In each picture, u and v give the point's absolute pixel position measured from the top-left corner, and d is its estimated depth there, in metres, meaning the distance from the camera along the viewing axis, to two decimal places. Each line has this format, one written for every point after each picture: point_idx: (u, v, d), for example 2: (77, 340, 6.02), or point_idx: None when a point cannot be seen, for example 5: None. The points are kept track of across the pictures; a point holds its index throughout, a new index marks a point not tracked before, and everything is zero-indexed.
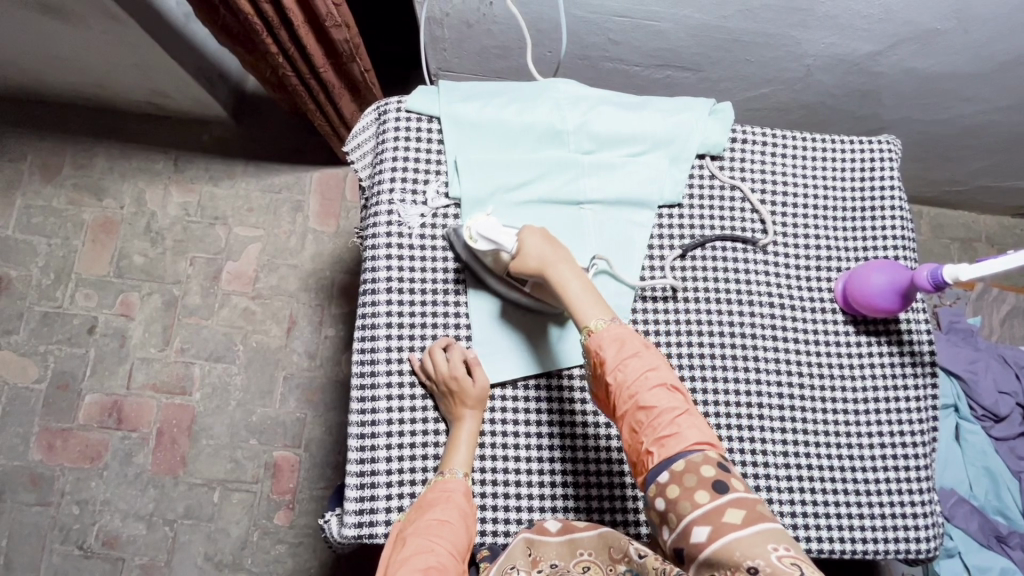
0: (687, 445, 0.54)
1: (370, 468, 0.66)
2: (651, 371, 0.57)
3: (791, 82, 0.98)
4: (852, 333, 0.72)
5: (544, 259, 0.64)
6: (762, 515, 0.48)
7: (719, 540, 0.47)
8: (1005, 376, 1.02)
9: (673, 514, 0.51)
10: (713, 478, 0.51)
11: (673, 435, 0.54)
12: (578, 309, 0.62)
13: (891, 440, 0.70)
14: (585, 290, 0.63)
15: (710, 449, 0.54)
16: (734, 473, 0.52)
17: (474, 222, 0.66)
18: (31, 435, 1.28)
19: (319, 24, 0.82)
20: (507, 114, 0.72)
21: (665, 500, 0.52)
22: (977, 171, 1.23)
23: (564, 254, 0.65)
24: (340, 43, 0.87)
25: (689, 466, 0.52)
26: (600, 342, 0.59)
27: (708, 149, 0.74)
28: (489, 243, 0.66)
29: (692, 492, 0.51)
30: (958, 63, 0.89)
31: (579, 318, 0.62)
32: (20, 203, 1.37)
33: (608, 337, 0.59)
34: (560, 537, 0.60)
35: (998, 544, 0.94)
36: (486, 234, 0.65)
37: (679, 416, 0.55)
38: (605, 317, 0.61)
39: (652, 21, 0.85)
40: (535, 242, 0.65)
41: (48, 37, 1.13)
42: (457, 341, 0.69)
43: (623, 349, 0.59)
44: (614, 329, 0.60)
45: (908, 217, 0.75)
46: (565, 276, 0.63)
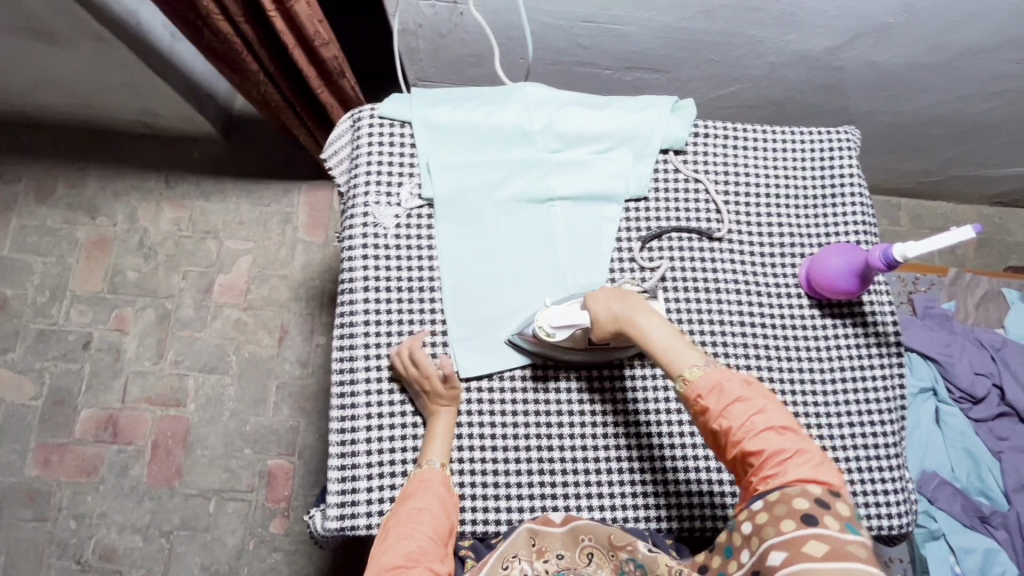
0: (789, 481, 0.54)
1: (351, 462, 0.68)
2: (758, 416, 0.56)
3: (757, 80, 1.01)
4: (818, 316, 0.74)
5: (618, 317, 0.63)
6: (850, 555, 0.47)
7: (794, 567, 0.48)
8: (981, 358, 1.04)
9: (756, 537, 0.52)
10: (805, 511, 0.51)
11: (776, 472, 0.54)
12: (669, 361, 0.60)
13: (859, 420, 0.72)
14: (671, 338, 0.61)
15: (814, 485, 0.53)
16: (834, 509, 0.51)
17: (544, 317, 0.67)
18: (28, 451, 1.30)
19: (306, 43, 0.83)
20: (476, 117, 0.75)
21: (753, 524, 0.53)
22: (948, 161, 1.26)
23: (636, 304, 0.64)
24: (329, 61, 0.88)
25: (782, 497, 0.52)
26: (697, 393, 0.58)
27: (671, 144, 0.76)
28: (567, 328, 0.67)
29: (780, 520, 0.51)
30: (914, 55, 0.92)
31: (671, 371, 0.60)
32: (16, 224, 1.40)
33: (704, 386, 0.58)
34: (563, 527, 0.61)
35: (981, 524, 0.96)
36: (559, 322, 0.67)
37: (785, 455, 0.55)
38: (702, 363, 0.59)
39: (618, 25, 0.89)
40: (605, 303, 0.64)
41: (40, 61, 1.17)
42: (428, 337, 0.70)
43: (723, 398, 0.57)
44: (712, 377, 0.58)
45: (868, 203, 0.77)
46: (648, 327, 0.62)
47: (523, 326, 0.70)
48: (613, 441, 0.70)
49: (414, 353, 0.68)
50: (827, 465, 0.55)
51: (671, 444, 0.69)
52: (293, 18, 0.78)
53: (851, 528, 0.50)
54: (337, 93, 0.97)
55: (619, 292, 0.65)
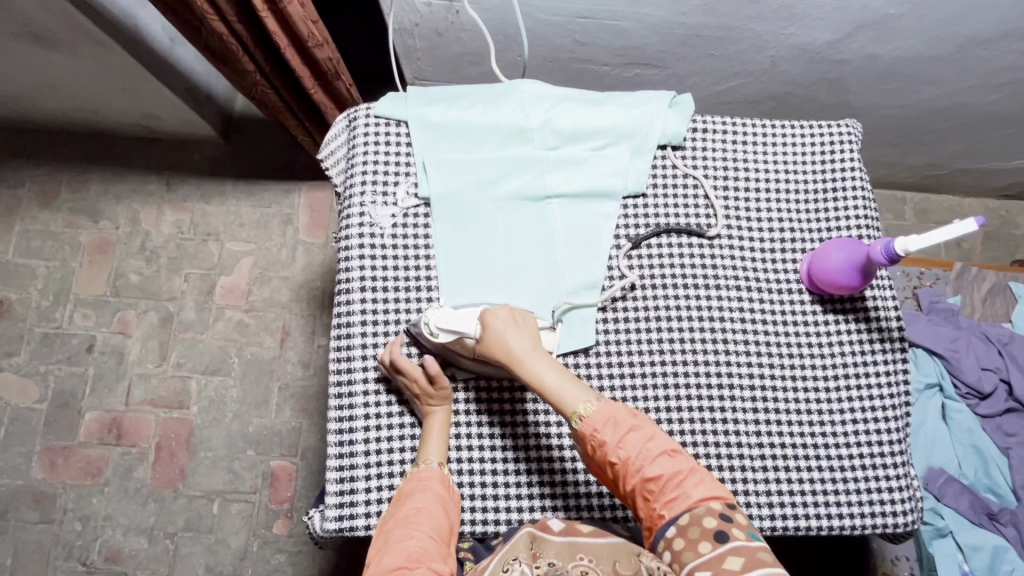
0: (692, 503, 0.56)
1: (349, 462, 0.67)
2: (651, 443, 0.59)
3: (758, 74, 1.00)
4: (820, 311, 0.73)
5: (510, 347, 0.63)
6: (763, 561, 0.51)
7: None
8: (988, 352, 1.02)
9: (677, 564, 0.53)
10: (715, 530, 0.53)
11: (678, 496, 0.56)
12: (559, 400, 0.61)
13: (863, 416, 0.71)
14: (561, 378, 0.62)
15: (714, 501, 0.56)
16: (735, 522, 0.54)
17: (432, 316, 0.67)
18: (34, 454, 1.31)
19: (301, 43, 0.83)
20: (473, 115, 0.75)
21: (672, 552, 0.54)
22: (953, 154, 1.24)
23: (529, 344, 0.64)
24: (324, 62, 0.88)
25: (693, 519, 0.55)
26: (596, 428, 0.59)
27: (669, 139, 0.76)
28: (452, 333, 0.66)
29: (696, 543, 0.53)
30: (917, 46, 0.91)
31: (565, 411, 0.61)
32: (19, 228, 1.41)
33: (600, 420, 0.59)
34: (562, 537, 0.59)
35: (990, 521, 0.94)
36: (443, 324, 0.66)
37: (683, 478, 0.57)
38: (592, 400, 0.61)
39: (614, 21, 0.88)
40: (497, 328, 0.64)
41: (40, 66, 1.18)
42: (407, 341, 0.69)
43: (619, 428, 0.59)
44: (603, 411, 0.60)
45: (870, 196, 0.76)
46: (539, 370, 0.63)
47: (417, 321, 0.69)
48: None
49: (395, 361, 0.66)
50: (717, 481, 0.58)
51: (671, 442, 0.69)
52: (287, 19, 0.78)
53: (753, 535, 0.54)
54: (332, 93, 0.97)
55: (513, 317, 0.66)
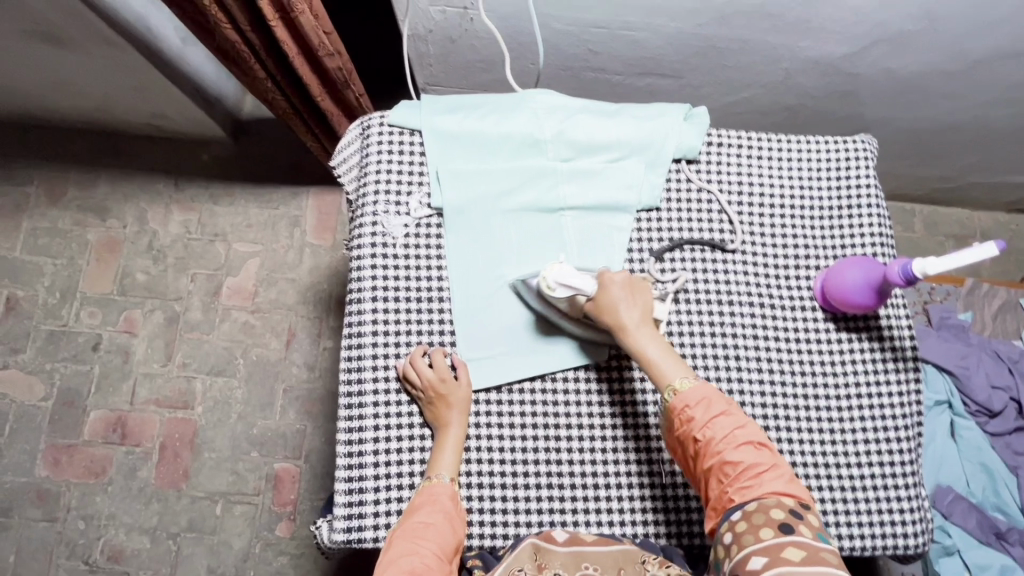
0: (764, 493, 0.55)
1: (358, 473, 0.67)
2: (740, 429, 0.59)
3: (771, 86, 1.00)
4: (833, 330, 0.73)
5: (622, 314, 0.64)
6: (826, 559, 0.49)
7: (773, 570, 0.49)
8: (998, 370, 1.02)
9: (736, 545, 0.53)
10: (782, 521, 0.52)
11: (752, 484, 0.56)
12: (657, 372, 0.62)
13: (875, 437, 0.70)
14: (665, 353, 0.63)
15: (788, 498, 0.55)
16: (807, 521, 0.53)
17: (551, 270, 0.66)
18: (38, 452, 1.31)
19: (312, 53, 0.83)
20: (487, 125, 0.74)
21: (732, 534, 0.54)
22: (965, 168, 1.24)
23: (639, 314, 0.65)
24: (334, 71, 0.88)
25: (760, 507, 0.54)
26: (684, 403, 0.60)
27: (684, 153, 0.75)
28: (568, 289, 0.66)
29: (759, 529, 0.52)
30: (934, 61, 0.90)
31: (661, 382, 0.62)
32: (27, 225, 1.41)
33: (693, 397, 0.60)
34: (566, 547, 0.61)
35: (997, 540, 0.94)
36: (564, 279, 0.65)
37: (761, 470, 0.57)
38: (690, 377, 0.62)
39: (629, 31, 0.88)
40: (614, 293, 0.65)
41: (51, 64, 1.18)
42: (426, 348, 0.70)
43: (710, 408, 0.59)
44: (699, 390, 0.60)
45: (885, 214, 0.76)
46: (644, 340, 0.64)
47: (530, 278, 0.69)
48: (621, 456, 0.69)
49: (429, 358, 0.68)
50: (797, 482, 0.57)
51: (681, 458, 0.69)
52: (298, 28, 0.77)
53: (822, 537, 0.52)
54: (340, 101, 0.97)
55: (631, 286, 0.66)
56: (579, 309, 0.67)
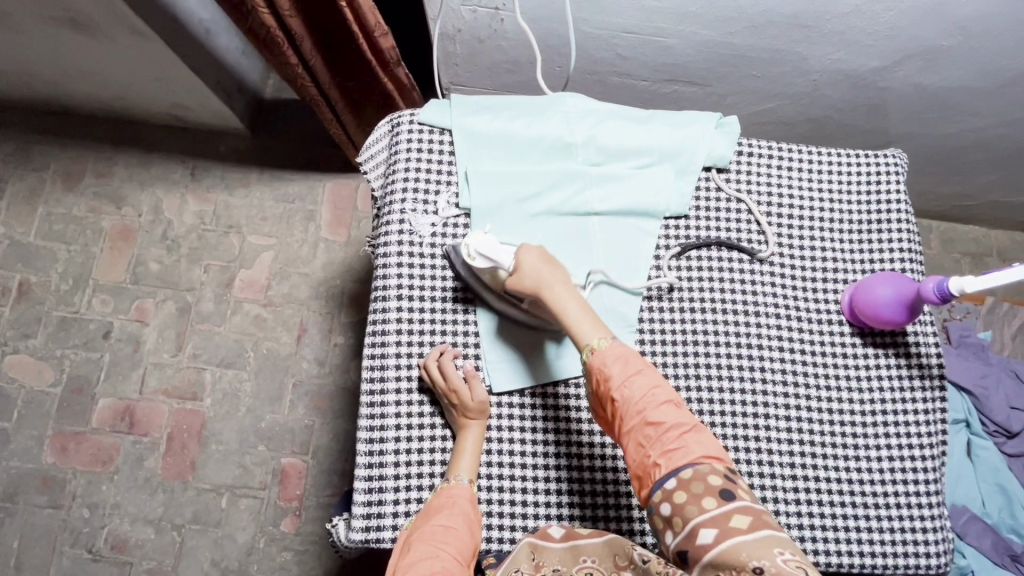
0: (693, 455, 0.54)
1: (378, 472, 0.67)
2: (658, 389, 0.57)
3: (798, 97, 0.99)
4: (860, 344, 0.72)
5: (540, 279, 0.64)
6: (769, 521, 0.48)
7: (726, 541, 0.47)
8: (1017, 391, 1.01)
9: (679, 518, 0.51)
10: (720, 486, 0.51)
11: (680, 447, 0.54)
12: (575, 332, 0.62)
13: (900, 454, 0.70)
14: (584, 312, 0.62)
15: (717, 460, 0.54)
16: (739, 482, 0.52)
17: (472, 240, 0.67)
18: (45, 438, 1.30)
19: (366, 33, 0.83)
20: (517, 127, 0.74)
21: (671, 505, 0.52)
22: (987, 186, 1.23)
23: (562, 274, 0.65)
24: (385, 51, 0.87)
25: (696, 474, 0.52)
26: (604, 364, 0.59)
27: (715, 162, 0.75)
28: (488, 260, 0.67)
29: (701, 499, 0.51)
30: (964, 79, 0.89)
31: (579, 342, 0.61)
32: (42, 210, 1.41)
33: (611, 357, 0.59)
34: (563, 543, 0.60)
35: (1012, 562, 0.93)
36: (481, 247, 0.67)
37: (686, 431, 0.55)
38: (607, 337, 0.61)
39: (660, 37, 0.87)
40: (530, 259, 0.65)
41: (73, 50, 1.18)
42: (454, 347, 0.70)
43: (627, 368, 0.58)
44: (617, 348, 0.59)
45: (915, 229, 0.75)
46: (563, 298, 0.63)
47: (457, 247, 0.69)
48: None
49: (443, 362, 0.67)
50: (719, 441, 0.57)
51: None
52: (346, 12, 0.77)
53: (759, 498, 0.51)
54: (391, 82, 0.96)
55: (546, 255, 0.66)
56: (497, 279, 0.68)
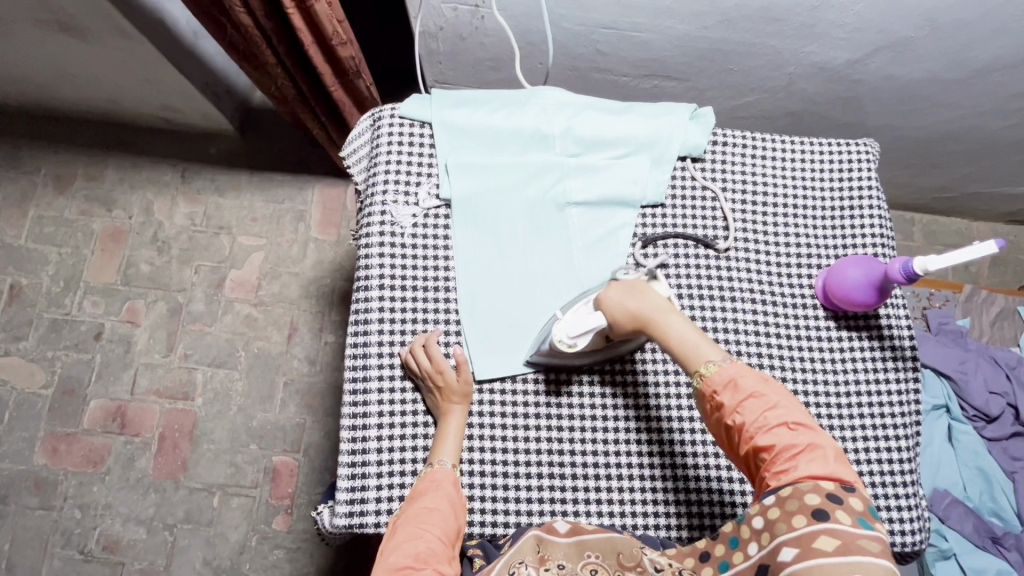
0: (799, 477, 0.53)
1: (361, 459, 0.68)
2: (772, 411, 0.56)
3: (776, 90, 1.01)
4: (833, 328, 0.74)
5: (637, 313, 0.63)
6: (860, 548, 0.47)
7: (803, 562, 0.48)
8: (996, 376, 1.03)
9: (767, 532, 0.52)
10: (816, 507, 0.50)
11: (787, 468, 0.54)
12: (686, 357, 0.61)
13: (874, 434, 0.71)
14: (691, 336, 0.61)
15: (826, 482, 0.52)
16: (846, 503, 0.51)
17: (559, 329, 0.65)
18: (36, 440, 1.31)
19: (326, 44, 0.85)
20: (496, 120, 0.75)
21: (764, 520, 0.53)
22: (965, 178, 1.25)
23: (655, 300, 0.63)
24: (346, 60, 0.89)
25: (794, 493, 0.52)
26: (716, 389, 0.58)
27: (689, 151, 0.76)
28: (586, 335, 0.65)
29: (792, 516, 0.51)
30: (935, 70, 0.92)
31: (692, 368, 0.60)
32: (33, 214, 1.42)
33: (722, 381, 0.58)
34: (569, 538, 0.60)
35: (993, 545, 0.94)
36: (574, 333, 0.65)
37: (797, 453, 0.54)
38: (721, 357, 0.60)
39: (637, 33, 0.89)
40: (618, 300, 0.64)
41: (63, 53, 1.19)
42: (440, 335, 0.71)
43: (738, 393, 0.57)
44: (729, 372, 0.58)
45: (886, 215, 0.77)
46: (667, 327, 0.62)
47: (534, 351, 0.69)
48: (625, 448, 0.70)
49: (428, 349, 0.68)
50: (841, 463, 0.54)
51: (682, 451, 0.70)
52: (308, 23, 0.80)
53: (863, 522, 0.49)
54: (353, 92, 0.99)
55: (633, 289, 0.64)
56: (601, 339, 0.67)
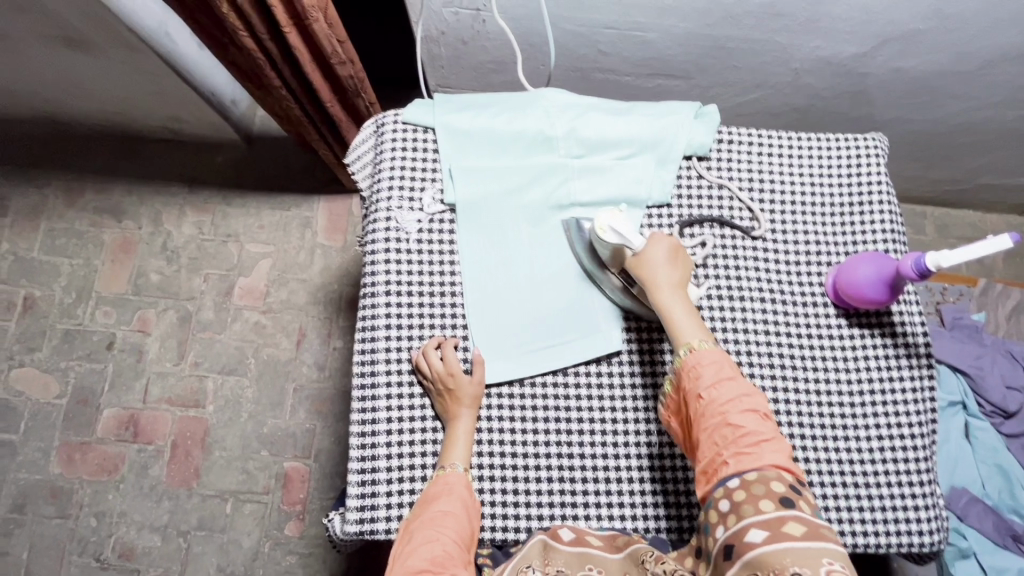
0: (763, 464, 0.54)
1: (371, 466, 0.68)
2: (745, 397, 0.57)
3: (781, 86, 1.00)
4: (845, 326, 0.73)
5: (653, 274, 0.65)
6: (824, 534, 0.48)
7: (773, 543, 0.48)
8: (1013, 371, 1.01)
9: (734, 515, 0.51)
10: (782, 493, 0.51)
11: (751, 452, 0.54)
12: (675, 328, 0.63)
13: (889, 432, 0.70)
14: (687, 313, 0.63)
15: (785, 472, 0.54)
16: (805, 495, 0.52)
17: (605, 215, 0.67)
18: (52, 449, 1.32)
19: (324, 61, 0.87)
20: (500, 122, 0.75)
21: (729, 502, 0.52)
22: (978, 169, 1.23)
23: (668, 272, 0.65)
24: (345, 79, 0.92)
25: (760, 478, 0.52)
26: (696, 365, 0.59)
27: (694, 150, 0.76)
28: (619, 237, 0.66)
29: (759, 499, 0.51)
30: (945, 61, 0.90)
31: (677, 340, 0.62)
32: (45, 226, 1.43)
33: (706, 359, 0.60)
34: (572, 548, 0.60)
35: (1015, 543, 0.92)
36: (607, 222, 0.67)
37: (762, 439, 0.55)
38: (707, 340, 0.62)
39: (640, 32, 0.89)
40: (656, 251, 0.66)
41: (71, 67, 1.20)
42: (457, 341, 0.71)
43: (721, 372, 0.59)
44: (713, 354, 0.60)
45: (896, 209, 0.76)
46: (668, 299, 0.64)
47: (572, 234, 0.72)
48: (635, 452, 0.69)
49: (441, 351, 0.69)
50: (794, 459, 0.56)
51: None
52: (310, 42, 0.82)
53: (819, 514, 0.51)
54: (350, 107, 1.01)
55: (676, 253, 0.66)
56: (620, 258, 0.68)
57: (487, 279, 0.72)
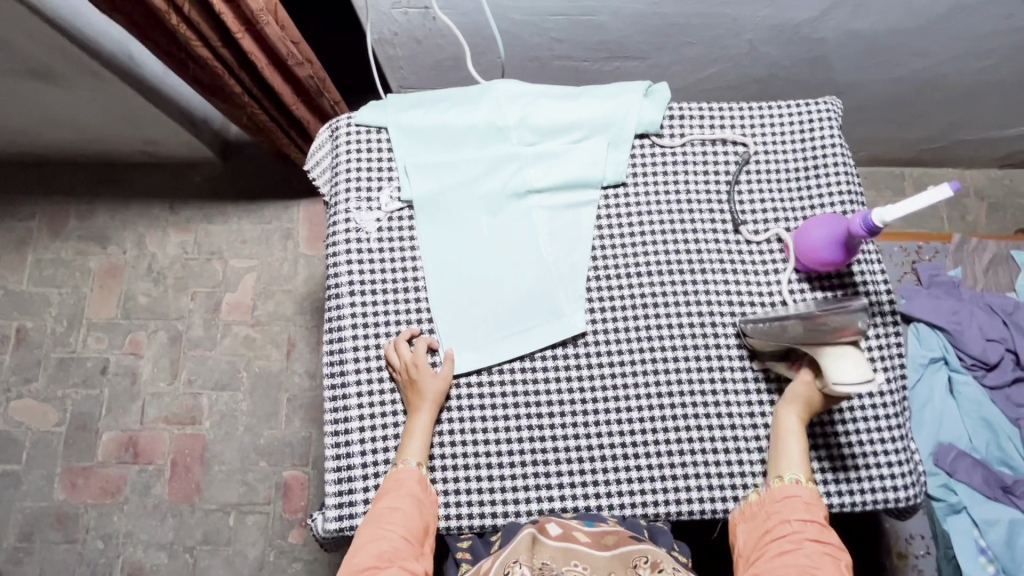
0: None
1: (346, 463, 0.69)
2: (821, 536, 0.61)
3: (737, 59, 1.00)
4: (808, 290, 0.73)
5: (792, 393, 0.66)
6: None
7: None
8: (992, 323, 1.01)
9: None
10: None
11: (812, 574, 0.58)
12: (777, 458, 0.66)
13: (859, 392, 0.70)
14: (800, 447, 0.66)
15: None
16: None
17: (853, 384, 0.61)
18: (55, 476, 1.34)
19: (282, 64, 0.88)
20: (450, 117, 0.76)
21: None
22: (950, 126, 1.22)
23: (807, 407, 0.66)
24: (306, 79, 0.94)
25: None
26: (790, 495, 0.63)
27: (646, 128, 0.76)
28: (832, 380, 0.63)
29: None
30: (897, 19, 0.90)
31: (778, 461, 0.65)
32: (32, 258, 1.45)
33: (800, 496, 0.63)
34: (558, 542, 0.60)
35: (1004, 494, 0.93)
36: (841, 375, 0.62)
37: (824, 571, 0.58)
38: (801, 480, 0.64)
39: (589, 15, 0.89)
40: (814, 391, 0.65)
41: (41, 100, 1.22)
42: (418, 332, 0.72)
43: (808, 509, 0.62)
44: (806, 495, 0.63)
45: (853, 171, 0.76)
46: (789, 423, 0.66)
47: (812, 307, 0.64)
48: (605, 431, 0.70)
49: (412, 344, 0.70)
50: None
51: (663, 427, 0.70)
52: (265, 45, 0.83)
53: None
54: (315, 108, 1.03)
55: (808, 399, 0.66)
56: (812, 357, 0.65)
57: (449, 272, 0.73)
